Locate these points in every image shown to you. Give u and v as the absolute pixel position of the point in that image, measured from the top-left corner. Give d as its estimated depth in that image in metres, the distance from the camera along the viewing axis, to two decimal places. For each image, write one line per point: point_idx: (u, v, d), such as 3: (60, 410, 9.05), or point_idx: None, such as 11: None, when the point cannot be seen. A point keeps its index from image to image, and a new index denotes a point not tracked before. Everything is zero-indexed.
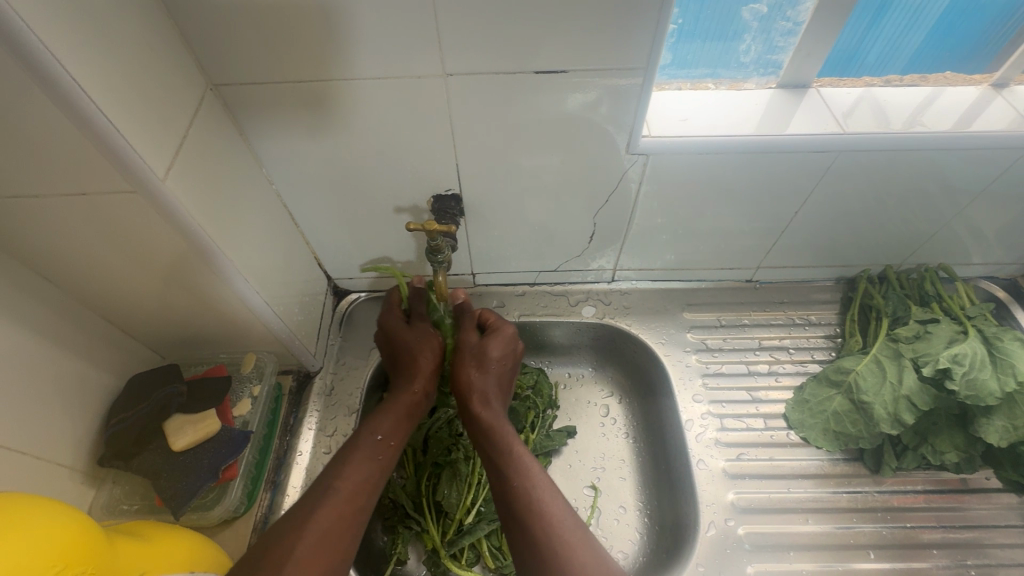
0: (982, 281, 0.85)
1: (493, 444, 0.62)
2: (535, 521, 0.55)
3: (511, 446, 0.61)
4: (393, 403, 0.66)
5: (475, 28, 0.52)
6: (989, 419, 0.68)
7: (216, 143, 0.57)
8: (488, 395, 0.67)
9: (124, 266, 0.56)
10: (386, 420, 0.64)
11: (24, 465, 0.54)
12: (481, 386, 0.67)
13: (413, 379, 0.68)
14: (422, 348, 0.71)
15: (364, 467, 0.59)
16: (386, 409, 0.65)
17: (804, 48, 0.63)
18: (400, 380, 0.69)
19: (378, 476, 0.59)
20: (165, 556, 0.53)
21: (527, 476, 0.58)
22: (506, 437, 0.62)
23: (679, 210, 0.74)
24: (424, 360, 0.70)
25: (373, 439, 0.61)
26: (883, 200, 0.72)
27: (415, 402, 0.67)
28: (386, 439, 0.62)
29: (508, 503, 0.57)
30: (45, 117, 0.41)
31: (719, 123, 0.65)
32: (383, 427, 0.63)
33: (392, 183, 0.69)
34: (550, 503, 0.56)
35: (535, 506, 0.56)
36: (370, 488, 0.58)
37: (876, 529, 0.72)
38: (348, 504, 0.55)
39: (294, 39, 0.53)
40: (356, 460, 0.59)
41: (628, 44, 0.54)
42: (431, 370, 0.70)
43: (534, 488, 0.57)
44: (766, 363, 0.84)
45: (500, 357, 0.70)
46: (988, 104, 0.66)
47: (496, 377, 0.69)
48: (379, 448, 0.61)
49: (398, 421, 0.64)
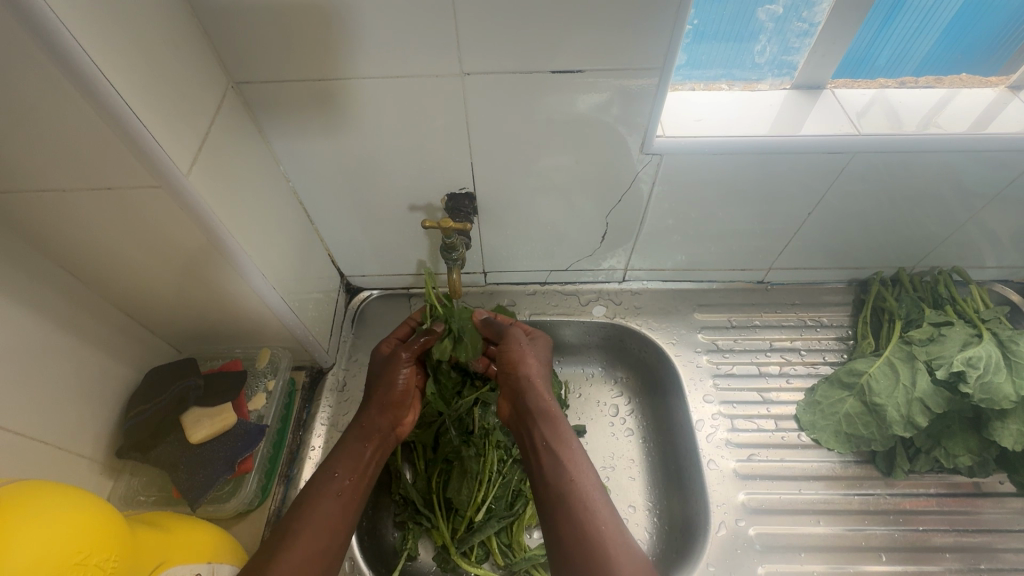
0: (995, 284, 0.84)
1: (549, 429, 0.63)
2: (591, 511, 0.56)
3: (565, 439, 0.62)
4: (354, 436, 0.65)
5: (492, 28, 0.53)
6: (1004, 423, 0.68)
7: (236, 139, 0.58)
8: (543, 385, 0.69)
9: (144, 260, 0.57)
10: (343, 456, 0.63)
11: (44, 455, 0.55)
12: (536, 375, 0.69)
13: (373, 411, 0.68)
14: (393, 372, 0.70)
15: (325, 506, 0.59)
16: (347, 444, 0.65)
17: (819, 48, 0.63)
18: (365, 409, 0.68)
19: (341, 511, 0.59)
20: (182, 547, 0.53)
21: (581, 469, 0.60)
22: (558, 428, 0.63)
23: (692, 211, 0.74)
24: (387, 386, 0.69)
25: (329, 477, 0.61)
26: (897, 202, 0.71)
27: (370, 433, 0.66)
28: (343, 475, 0.62)
29: (561, 490, 0.58)
30: (74, 111, 0.41)
31: (733, 123, 0.65)
32: (340, 465, 0.62)
33: (406, 181, 0.69)
34: (602, 501, 0.57)
35: (590, 498, 0.57)
36: (333, 524, 0.58)
37: (888, 531, 0.71)
38: (310, 547, 0.55)
39: (313, 38, 0.54)
40: (316, 501, 0.59)
41: (644, 44, 0.54)
42: (395, 397, 0.69)
43: (589, 482, 0.59)
44: (777, 364, 0.83)
45: (546, 360, 0.72)
46: (1004, 106, 0.65)
47: (545, 370, 0.71)
48: (338, 486, 0.61)
49: (355, 453, 0.64)
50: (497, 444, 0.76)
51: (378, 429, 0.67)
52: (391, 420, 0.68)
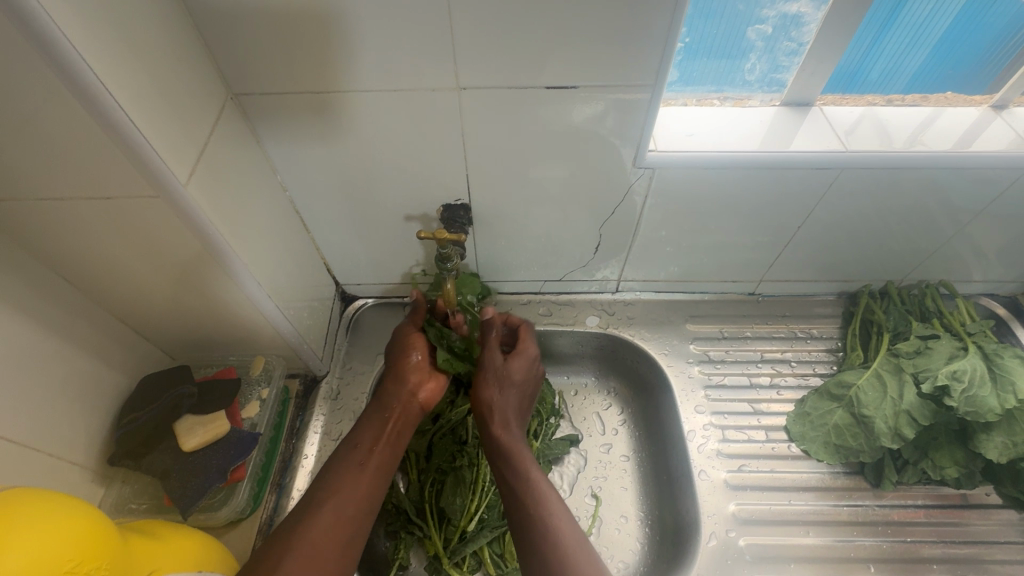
0: (982, 298, 0.86)
1: (509, 464, 0.63)
2: (550, 541, 0.55)
3: (528, 467, 0.63)
4: (375, 408, 0.67)
5: (486, 44, 0.54)
6: (989, 435, 0.69)
7: (234, 149, 0.59)
8: (508, 417, 0.68)
9: (141, 268, 0.57)
10: (365, 428, 0.65)
11: (36, 463, 0.55)
12: (502, 407, 0.68)
13: (393, 386, 0.70)
14: (407, 349, 0.73)
15: (350, 474, 0.60)
16: (370, 417, 0.66)
17: (808, 67, 0.65)
18: (386, 385, 0.70)
19: (368, 480, 0.60)
20: (173, 555, 0.53)
21: (542, 500, 0.59)
22: (520, 457, 0.64)
23: (684, 224, 0.75)
24: (407, 361, 0.72)
25: (352, 448, 0.62)
26: (885, 216, 0.73)
27: (392, 406, 0.68)
28: (366, 444, 0.63)
29: (523, 521, 0.58)
30: (77, 124, 0.42)
31: (724, 139, 0.66)
32: (362, 436, 0.64)
33: (404, 190, 0.70)
34: (565, 528, 0.56)
35: (549, 524, 0.56)
36: (361, 492, 0.59)
37: (876, 543, 0.72)
38: (335, 512, 0.56)
39: (313, 50, 0.54)
40: (341, 471, 0.60)
41: (635, 61, 0.56)
42: (415, 369, 0.72)
43: (550, 508, 0.58)
44: (768, 375, 0.84)
45: (518, 383, 0.71)
46: (988, 125, 0.67)
47: (515, 400, 0.70)
48: (361, 455, 0.62)
49: (380, 426, 0.65)
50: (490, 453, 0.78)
51: (400, 401, 0.69)
52: (411, 391, 0.70)
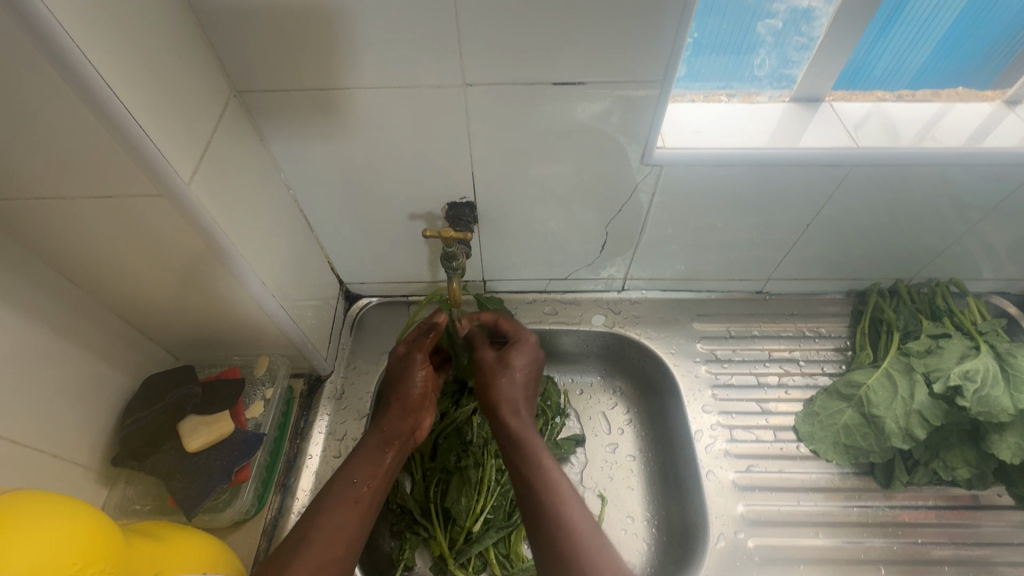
0: (993, 296, 0.85)
1: (520, 453, 0.62)
2: (565, 539, 0.55)
3: (538, 456, 0.61)
4: (375, 442, 0.66)
5: (491, 39, 0.53)
6: (1002, 436, 0.68)
7: (238, 148, 0.58)
8: (516, 403, 0.67)
9: (144, 268, 0.57)
10: (362, 462, 0.63)
11: (39, 465, 0.55)
12: (508, 395, 0.67)
13: (394, 417, 0.68)
14: (410, 373, 0.71)
15: (343, 513, 0.59)
16: (368, 450, 0.65)
17: (817, 63, 0.64)
18: (385, 415, 0.69)
19: (360, 520, 0.59)
20: (178, 558, 0.53)
21: (553, 491, 0.58)
22: (530, 445, 0.62)
23: (691, 222, 0.74)
24: (409, 391, 0.70)
25: (349, 483, 0.61)
26: (896, 213, 0.72)
27: (390, 440, 0.66)
28: (363, 481, 0.62)
29: (536, 522, 0.57)
30: (78, 122, 0.42)
31: (732, 136, 0.65)
32: (359, 471, 0.63)
33: (408, 188, 0.69)
34: (579, 521, 0.56)
35: (562, 520, 0.56)
36: (351, 533, 0.58)
37: (886, 544, 0.71)
38: (326, 554, 0.56)
39: (316, 47, 0.54)
40: (335, 508, 0.59)
41: (643, 57, 0.55)
42: (416, 399, 0.70)
43: (562, 500, 0.58)
44: (776, 375, 0.83)
45: (524, 368, 0.69)
46: (1000, 121, 0.66)
47: (523, 385, 0.68)
48: (356, 492, 0.61)
49: (376, 460, 0.64)
50: (497, 453, 0.77)
51: (399, 435, 0.67)
52: (411, 424, 0.69)
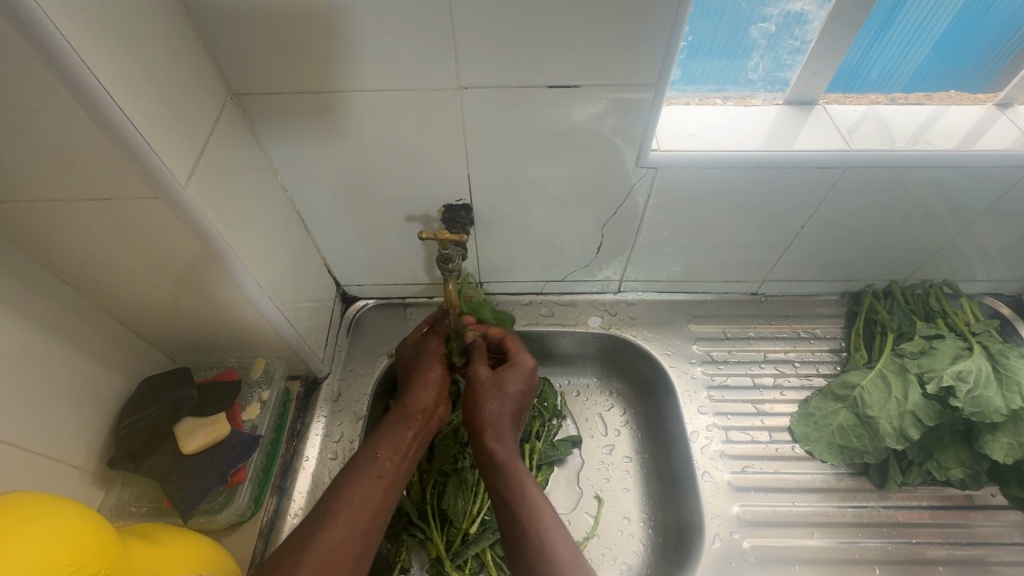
0: (986, 297, 0.85)
1: (503, 479, 0.62)
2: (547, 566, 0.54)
3: (524, 484, 0.61)
4: (397, 417, 0.66)
5: (487, 42, 0.53)
6: (995, 436, 0.69)
7: (234, 150, 0.58)
8: (501, 427, 0.66)
9: (140, 269, 0.57)
10: (386, 437, 0.64)
11: (35, 466, 0.55)
12: (496, 419, 0.66)
13: (416, 392, 0.69)
14: (428, 361, 0.72)
15: (366, 487, 0.59)
16: (390, 425, 0.65)
17: (810, 66, 0.64)
18: (408, 391, 0.69)
19: (382, 495, 0.59)
20: (174, 561, 0.53)
21: (538, 518, 0.58)
22: (516, 472, 0.62)
23: (686, 224, 0.75)
24: (428, 371, 0.71)
25: (372, 457, 0.61)
26: (889, 215, 0.72)
27: (411, 416, 0.67)
28: (386, 454, 0.62)
29: (518, 548, 0.57)
30: (75, 125, 0.42)
31: (727, 139, 0.66)
32: (383, 445, 0.63)
33: (405, 190, 0.70)
34: (563, 550, 0.56)
35: (546, 548, 0.56)
36: (373, 506, 0.58)
37: (881, 544, 0.72)
38: (349, 527, 0.56)
39: (312, 49, 0.54)
40: (357, 482, 0.59)
41: (638, 60, 0.55)
42: (437, 381, 0.71)
43: (546, 528, 0.57)
44: (771, 376, 0.84)
45: (516, 392, 0.69)
46: (992, 123, 0.67)
47: (512, 411, 0.68)
48: (379, 466, 0.61)
49: (399, 435, 0.64)
50: None
51: (421, 410, 0.68)
52: (433, 399, 0.69)
